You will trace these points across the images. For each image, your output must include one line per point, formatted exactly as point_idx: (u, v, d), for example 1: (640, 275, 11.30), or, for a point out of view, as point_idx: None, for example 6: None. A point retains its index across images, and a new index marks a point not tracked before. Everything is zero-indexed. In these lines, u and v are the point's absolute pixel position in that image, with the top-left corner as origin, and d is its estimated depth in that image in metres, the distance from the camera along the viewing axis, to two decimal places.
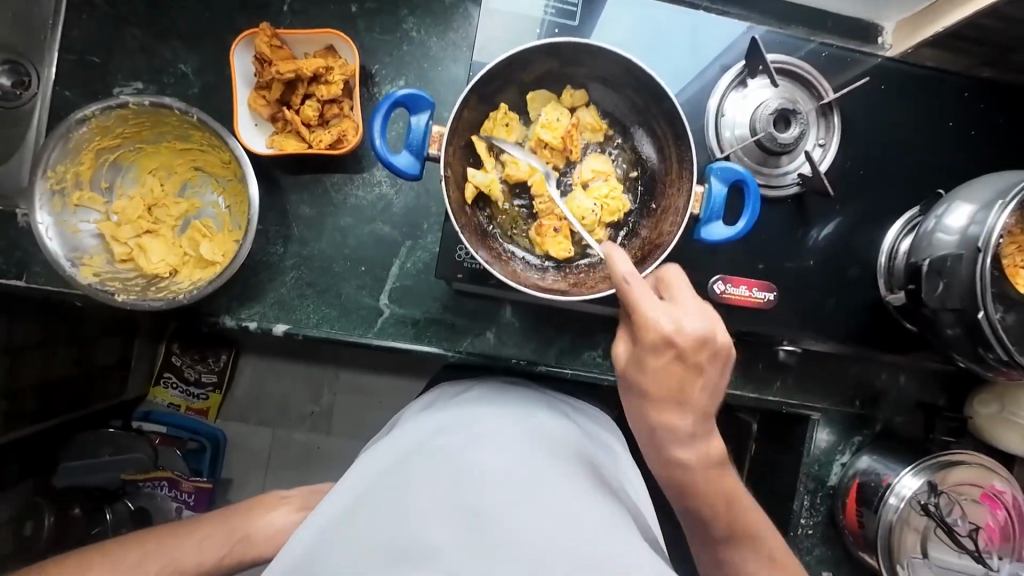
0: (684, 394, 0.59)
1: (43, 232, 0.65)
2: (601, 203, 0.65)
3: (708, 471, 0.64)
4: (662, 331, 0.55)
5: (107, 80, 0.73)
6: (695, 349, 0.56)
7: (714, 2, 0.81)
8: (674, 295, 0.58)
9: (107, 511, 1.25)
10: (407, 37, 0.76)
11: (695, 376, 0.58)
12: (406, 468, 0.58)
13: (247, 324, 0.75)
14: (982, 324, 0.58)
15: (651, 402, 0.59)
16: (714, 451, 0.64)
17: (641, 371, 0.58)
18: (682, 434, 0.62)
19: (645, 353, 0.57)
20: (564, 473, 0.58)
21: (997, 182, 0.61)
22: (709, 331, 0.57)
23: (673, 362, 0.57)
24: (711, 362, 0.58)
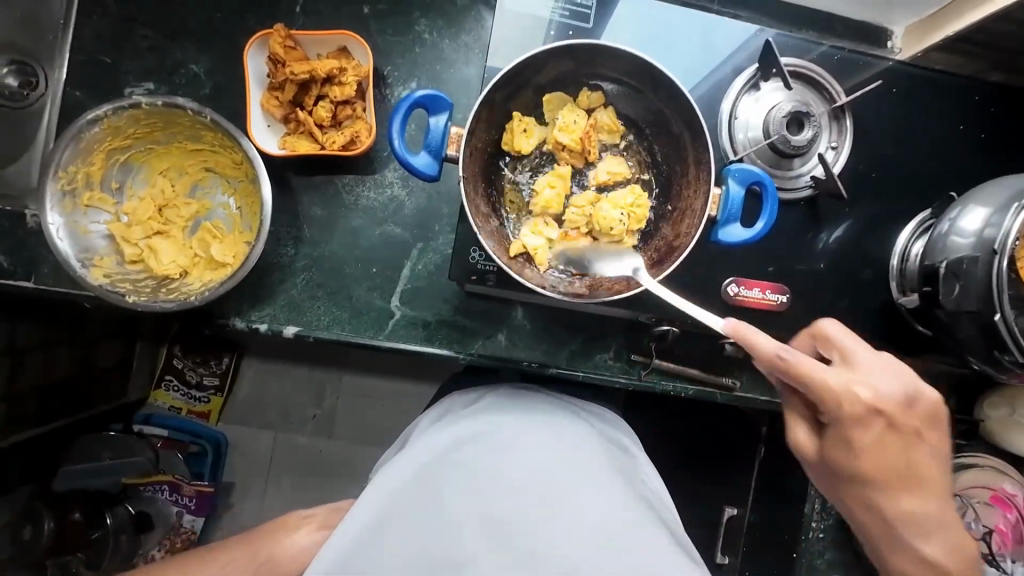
0: (918, 474, 0.62)
1: (54, 233, 0.64)
2: (628, 212, 0.64)
3: (955, 542, 0.64)
4: (869, 403, 0.58)
5: (117, 80, 0.73)
6: (907, 421, 0.60)
7: (725, 6, 0.81)
8: (854, 366, 0.60)
9: (108, 515, 1.25)
10: (420, 38, 0.76)
11: (917, 442, 0.61)
12: (433, 480, 0.58)
13: (257, 327, 0.75)
14: (998, 326, 0.58)
15: (869, 490, 0.63)
16: (950, 524, 0.64)
17: (845, 449, 0.61)
18: (920, 512, 0.63)
19: (851, 430, 0.60)
20: (590, 482, 0.60)
21: (1010, 185, 0.61)
22: (917, 391, 0.60)
23: (890, 431, 0.60)
24: (928, 424, 0.61)
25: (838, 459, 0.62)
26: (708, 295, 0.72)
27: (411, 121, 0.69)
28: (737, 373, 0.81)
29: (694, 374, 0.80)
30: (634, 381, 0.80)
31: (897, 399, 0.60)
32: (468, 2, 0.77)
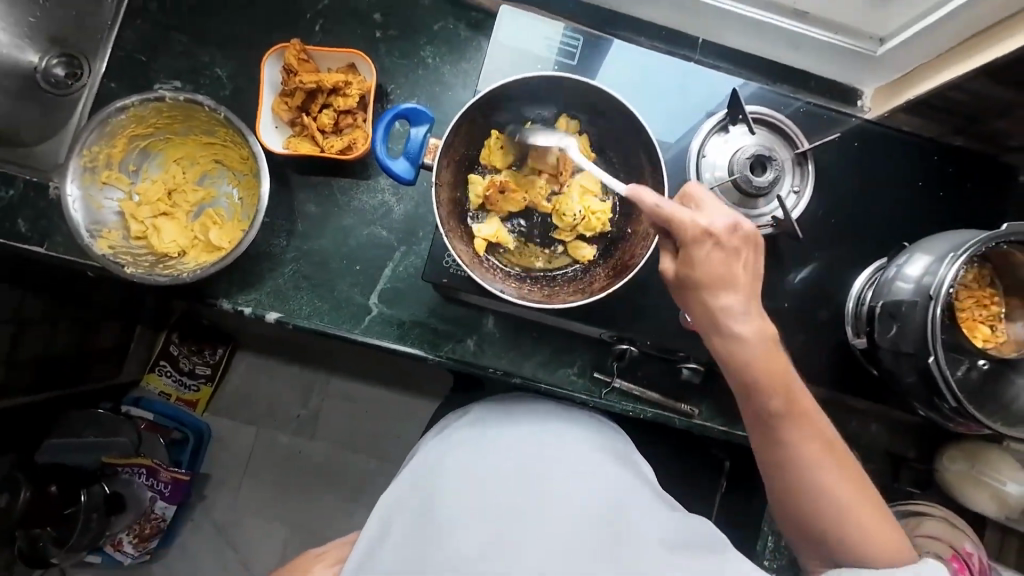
0: (738, 278, 0.60)
1: (70, 203, 0.71)
2: (586, 215, 0.70)
3: (762, 345, 0.61)
4: (704, 227, 0.59)
5: (149, 77, 0.81)
6: (732, 237, 0.60)
7: (706, 56, 0.89)
8: (702, 204, 0.62)
9: (83, 492, 1.27)
10: (423, 62, 0.84)
11: (736, 259, 0.60)
12: (430, 489, 0.67)
13: (242, 309, 0.80)
14: (932, 368, 0.60)
15: (704, 288, 0.60)
16: (770, 332, 0.62)
17: (689, 268, 0.60)
18: (739, 316, 0.60)
19: (690, 248, 0.59)
20: (577, 477, 0.68)
21: (953, 238, 0.65)
22: (738, 219, 0.60)
23: (716, 251, 0.59)
24: (746, 246, 0.61)
25: (687, 275, 0.60)
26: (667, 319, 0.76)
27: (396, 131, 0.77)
28: (696, 399, 0.83)
29: (653, 396, 0.82)
30: (594, 399, 0.82)
31: (720, 225, 0.60)
32: (470, 34, 0.85)
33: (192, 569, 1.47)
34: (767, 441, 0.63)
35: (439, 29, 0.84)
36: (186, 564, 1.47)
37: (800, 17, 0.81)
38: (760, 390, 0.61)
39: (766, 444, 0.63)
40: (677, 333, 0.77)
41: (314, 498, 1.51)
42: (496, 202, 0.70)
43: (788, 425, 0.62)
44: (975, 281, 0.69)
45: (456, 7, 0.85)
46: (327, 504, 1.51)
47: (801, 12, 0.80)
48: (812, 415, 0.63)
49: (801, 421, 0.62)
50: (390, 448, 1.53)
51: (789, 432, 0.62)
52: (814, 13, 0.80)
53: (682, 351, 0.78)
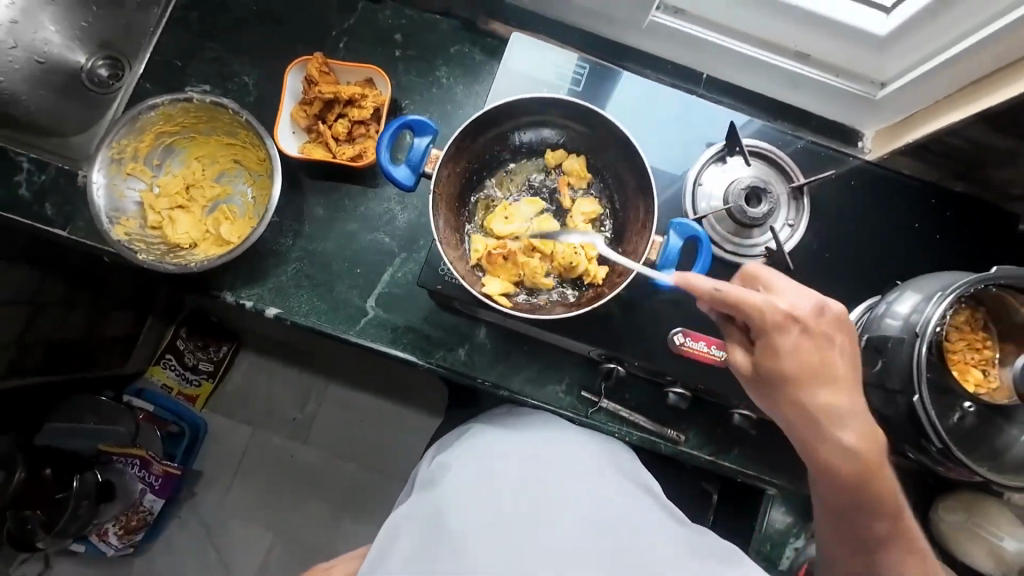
0: (832, 371, 0.61)
1: (94, 190, 0.76)
2: (583, 240, 0.72)
3: (869, 459, 0.61)
4: (787, 311, 0.60)
5: (182, 80, 0.87)
6: (819, 325, 0.61)
7: (709, 91, 0.92)
8: (772, 286, 0.63)
9: (75, 478, 1.29)
10: (438, 81, 0.88)
11: (827, 344, 0.61)
12: (436, 496, 0.67)
13: (244, 303, 0.82)
14: (917, 408, 0.60)
15: (797, 383, 0.61)
16: (874, 435, 0.61)
17: (777, 359, 0.60)
18: (843, 418, 0.60)
19: (774, 336, 0.60)
20: (576, 482, 0.68)
21: (944, 277, 0.65)
22: (824, 299, 0.62)
23: (804, 337, 0.60)
24: (838, 328, 0.61)
25: (772, 368, 0.61)
26: (656, 342, 0.77)
27: (401, 140, 0.78)
28: (682, 426, 0.83)
29: (640, 420, 0.82)
30: (579, 417, 0.83)
31: (806, 306, 0.61)
32: (484, 58, 0.89)
33: (174, 565, 1.47)
34: (854, 550, 0.64)
35: (455, 52, 0.89)
36: (168, 559, 1.47)
37: (802, 59, 0.84)
38: (862, 504, 0.62)
39: (847, 552, 0.65)
40: (665, 357, 0.78)
41: (302, 504, 1.50)
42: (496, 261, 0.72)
43: (886, 544, 0.63)
44: (966, 323, 0.68)
45: (473, 32, 0.89)
46: (314, 511, 1.50)
47: (804, 54, 0.83)
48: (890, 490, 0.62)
49: (898, 538, 0.63)
50: (381, 459, 1.53)
51: (886, 551, 0.63)
52: (816, 55, 0.83)
53: (669, 375, 0.78)
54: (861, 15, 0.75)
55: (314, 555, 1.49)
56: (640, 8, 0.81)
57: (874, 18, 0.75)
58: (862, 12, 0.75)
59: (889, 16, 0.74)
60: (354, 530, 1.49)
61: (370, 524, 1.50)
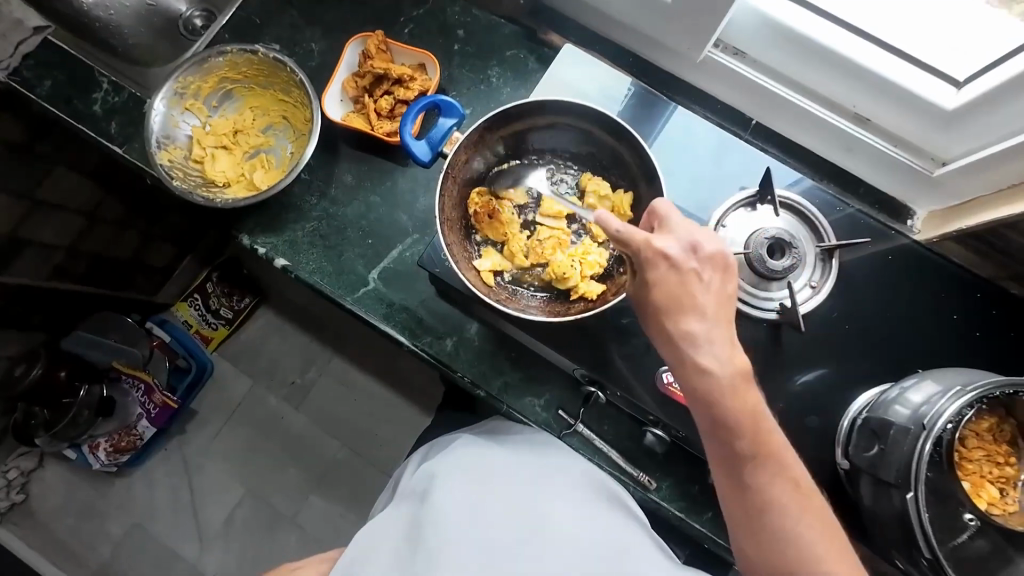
0: (695, 299, 0.54)
1: (152, 116, 0.82)
2: (581, 259, 0.72)
3: (730, 388, 0.52)
4: (655, 239, 0.56)
5: (257, 37, 0.94)
6: (689, 258, 0.56)
7: (756, 137, 0.89)
8: (666, 224, 0.59)
9: (84, 387, 1.37)
10: (487, 80, 0.91)
11: (696, 280, 0.55)
12: (418, 507, 0.64)
13: (257, 248, 0.86)
14: (910, 506, 0.54)
15: (663, 309, 0.55)
16: (741, 365, 0.53)
17: (647, 290, 0.56)
18: (704, 345, 0.53)
19: (644, 270, 0.57)
20: (565, 502, 0.65)
21: (969, 374, 0.59)
22: (698, 238, 0.56)
23: (673, 272, 0.55)
24: (708, 266, 0.56)
25: (642, 296, 0.58)
26: (644, 377, 0.74)
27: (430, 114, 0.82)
28: (658, 472, 0.78)
29: (612, 454, 0.78)
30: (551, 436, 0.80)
31: (679, 246, 0.56)
32: (538, 65, 0.91)
33: (148, 493, 1.51)
34: (730, 485, 0.52)
35: (511, 55, 0.91)
36: (144, 486, 1.52)
37: (862, 123, 0.80)
38: (728, 430, 0.51)
39: (727, 489, 0.52)
40: (650, 393, 0.74)
41: (278, 467, 1.52)
42: (485, 223, 0.74)
43: (752, 472, 0.50)
44: (990, 433, 0.60)
45: (532, 40, 0.91)
46: (288, 477, 1.51)
47: (864, 118, 0.80)
48: (782, 453, 0.51)
49: (766, 463, 0.50)
50: (363, 442, 1.52)
51: (757, 484, 0.50)
52: (876, 121, 0.79)
53: (652, 415, 0.74)
54: (926, 85, 0.71)
55: (277, 520, 1.49)
56: (697, 45, 0.80)
57: (942, 91, 0.70)
58: (928, 83, 0.71)
59: (959, 92, 0.69)
60: (320, 506, 1.49)
61: (337, 503, 1.49)
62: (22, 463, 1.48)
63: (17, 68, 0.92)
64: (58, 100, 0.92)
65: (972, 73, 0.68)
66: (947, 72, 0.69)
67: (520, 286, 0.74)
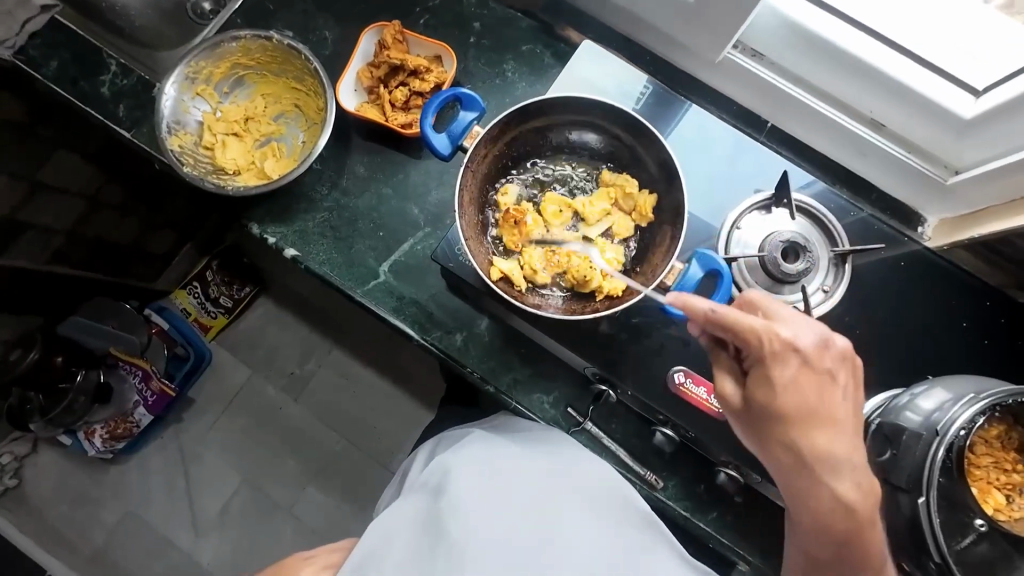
0: (830, 415, 0.56)
1: (163, 100, 0.81)
2: (599, 258, 0.72)
3: (864, 512, 0.55)
4: (788, 340, 0.56)
5: (269, 22, 0.92)
6: (822, 362, 0.57)
7: (771, 140, 0.89)
8: (781, 311, 0.59)
9: (81, 373, 1.37)
10: (502, 75, 0.90)
11: (831, 387, 0.57)
12: (433, 500, 0.63)
13: (267, 237, 0.85)
14: (920, 511, 0.55)
15: (799, 427, 0.56)
16: (871, 487, 0.56)
17: (774, 393, 0.57)
18: (843, 470, 0.56)
19: (769, 366, 0.57)
20: (580, 502, 0.65)
21: (980, 382, 0.60)
22: (829, 334, 0.58)
23: (804, 371, 0.56)
24: (838, 365, 0.58)
25: (761, 401, 0.58)
26: (655, 377, 0.74)
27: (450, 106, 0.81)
28: (665, 471, 0.78)
29: (620, 452, 0.78)
30: None
31: (811, 338, 0.57)
32: (553, 61, 0.90)
33: (144, 481, 1.51)
34: None
35: (527, 50, 0.91)
36: (140, 473, 1.51)
37: (876, 128, 0.81)
38: (853, 557, 0.55)
39: None
40: (661, 391, 0.74)
41: (276, 458, 1.51)
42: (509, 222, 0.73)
43: None
44: (999, 440, 0.61)
45: (548, 35, 0.91)
46: (286, 468, 1.51)
47: (879, 123, 0.80)
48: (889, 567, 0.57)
49: None
50: (362, 435, 1.52)
51: None
52: (891, 127, 0.79)
53: (662, 414, 0.75)
54: (945, 92, 0.71)
55: (274, 511, 1.49)
56: (716, 46, 0.80)
57: (960, 99, 0.70)
58: (946, 91, 0.71)
59: (977, 100, 0.69)
60: (318, 498, 1.49)
61: (335, 495, 1.49)
62: (16, 448, 1.47)
63: (23, 46, 0.90)
64: (64, 81, 0.90)
65: (990, 82, 0.68)
66: (966, 81, 0.69)
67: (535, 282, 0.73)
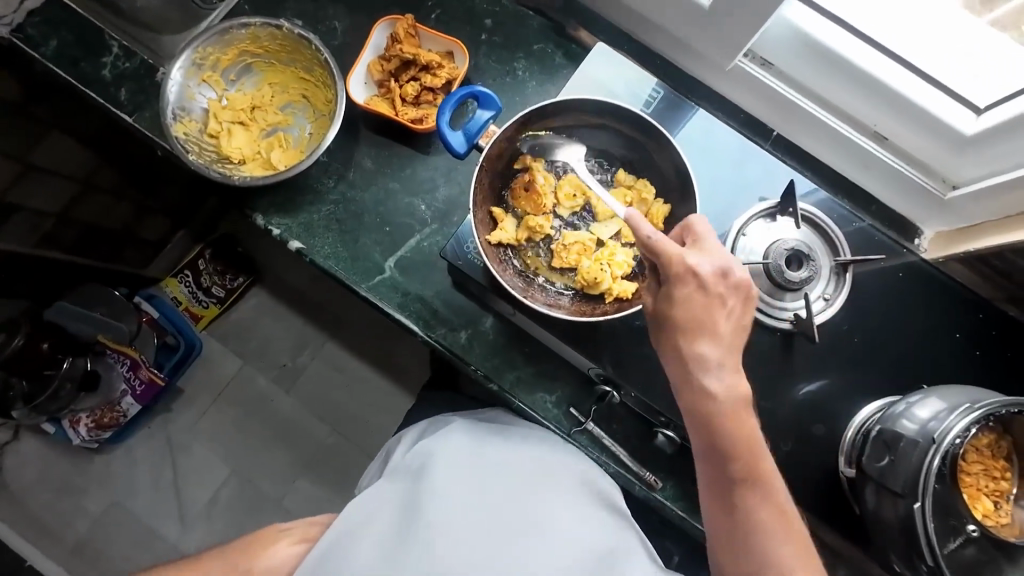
0: (713, 325, 0.59)
1: (169, 86, 0.79)
2: (610, 261, 0.72)
3: (733, 411, 0.58)
4: (689, 264, 0.59)
5: (278, 9, 0.90)
6: (718, 285, 0.60)
7: (776, 149, 0.91)
8: (699, 242, 0.62)
9: (67, 360, 1.31)
10: (513, 73, 0.90)
11: (719, 307, 0.60)
12: (413, 483, 0.67)
13: (272, 229, 0.85)
14: (915, 515, 0.56)
15: (682, 332, 0.60)
16: (744, 392, 0.60)
17: (670, 304, 0.61)
18: (713, 368, 0.59)
19: (672, 283, 0.60)
20: (552, 493, 0.68)
21: (976, 393, 0.61)
22: (729, 264, 0.60)
23: (698, 292, 0.59)
24: (734, 293, 0.60)
25: (661, 311, 0.62)
26: (658, 379, 0.76)
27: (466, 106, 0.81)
28: (664, 471, 0.80)
29: (619, 451, 0.79)
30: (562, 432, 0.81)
31: (710, 267, 0.60)
32: (564, 61, 0.90)
33: (131, 470, 1.48)
34: (721, 508, 0.58)
35: (538, 49, 0.91)
36: (126, 462, 1.49)
37: (878, 140, 0.82)
38: (726, 453, 0.57)
39: (716, 509, 0.58)
40: (663, 393, 0.76)
41: (266, 450, 1.50)
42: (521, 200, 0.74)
43: (745, 494, 0.57)
44: (989, 447, 0.64)
45: (559, 35, 0.91)
46: (276, 459, 1.50)
47: (881, 135, 0.82)
48: (774, 483, 0.58)
49: (755, 487, 0.57)
50: (354, 428, 1.51)
51: (746, 502, 0.57)
52: (893, 139, 0.81)
53: (664, 415, 0.77)
54: (947, 108, 0.72)
55: (262, 503, 1.48)
56: (727, 54, 0.80)
57: (961, 115, 0.72)
58: (948, 106, 0.72)
59: (978, 118, 0.71)
60: (307, 490, 1.48)
61: (325, 488, 1.48)
62: None
63: (22, 24, 0.88)
64: (64, 61, 0.88)
65: (992, 101, 0.69)
66: (968, 98, 0.71)
67: (545, 282, 0.74)
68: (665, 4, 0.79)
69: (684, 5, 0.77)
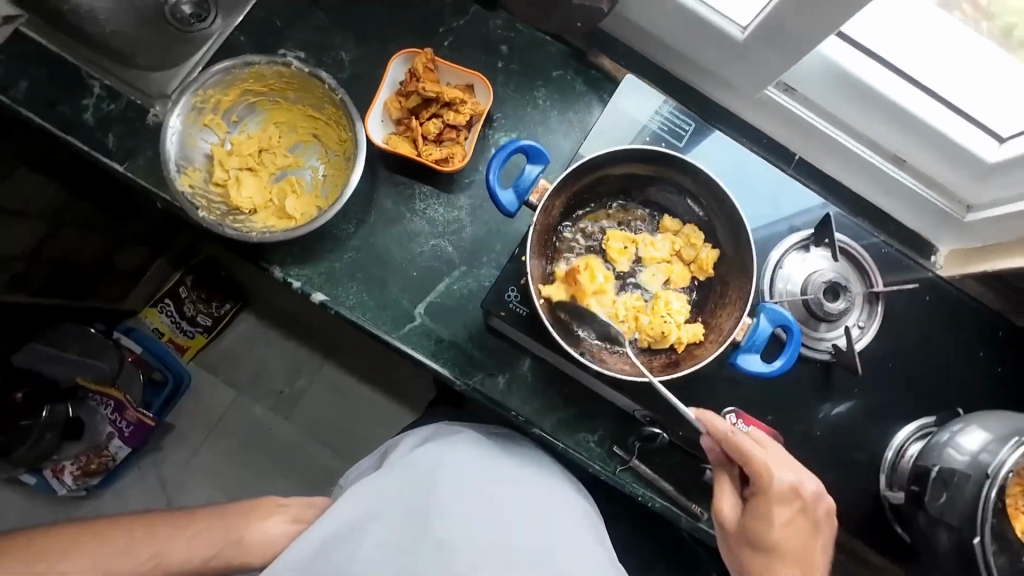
0: (809, 556, 0.64)
1: (168, 135, 0.73)
2: (670, 312, 0.72)
3: None
4: (790, 482, 0.64)
5: (278, 40, 0.84)
6: (814, 509, 0.65)
7: (798, 172, 0.90)
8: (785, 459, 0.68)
9: (46, 408, 1.19)
10: (534, 102, 0.86)
11: (814, 532, 0.65)
12: (420, 490, 0.73)
13: (292, 282, 0.80)
14: (976, 548, 0.60)
15: (782, 561, 0.63)
16: None
17: (767, 524, 0.64)
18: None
19: (775, 507, 0.64)
20: (545, 515, 0.74)
21: (1014, 420, 0.64)
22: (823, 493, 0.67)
23: (801, 516, 0.65)
24: (824, 518, 0.67)
25: (757, 531, 0.64)
26: None
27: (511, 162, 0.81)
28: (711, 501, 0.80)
29: (664, 486, 0.79)
30: (609, 471, 0.80)
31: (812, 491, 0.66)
32: (585, 89, 0.87)
33: None
34: None
35: (558, 76, 0.87)
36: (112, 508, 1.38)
37: (897, 163, 0.83)
38: None
39: None
40: None
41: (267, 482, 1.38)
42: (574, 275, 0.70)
43: None
44: None
45: (579, 61, 0.87)
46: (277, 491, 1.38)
47: (900, 158, 0.83)
48: None
49: None
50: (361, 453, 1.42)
51: None
52: (912, 163, 0.82)
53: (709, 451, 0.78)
54: (972, 137, 0.74)
55: None
56: (755, 84, 0.80)
57: (985, 143, 0.74)
58: (973, 135, 0.74)
59: (1000, 145, 0.73)
60: None
61: None
62: None
63: None
64: (38, 104, 0.79)
65: (1015, 130, 0.72)
66: (991, 127, 0.73)
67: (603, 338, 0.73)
68: (694, 33, 0.78)
69: (715, 35, 0.76)
